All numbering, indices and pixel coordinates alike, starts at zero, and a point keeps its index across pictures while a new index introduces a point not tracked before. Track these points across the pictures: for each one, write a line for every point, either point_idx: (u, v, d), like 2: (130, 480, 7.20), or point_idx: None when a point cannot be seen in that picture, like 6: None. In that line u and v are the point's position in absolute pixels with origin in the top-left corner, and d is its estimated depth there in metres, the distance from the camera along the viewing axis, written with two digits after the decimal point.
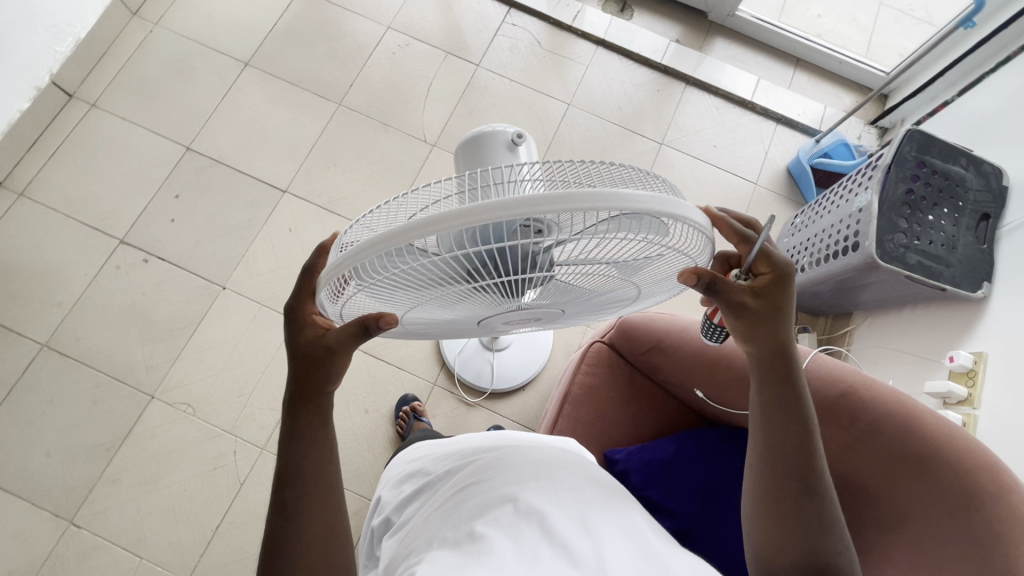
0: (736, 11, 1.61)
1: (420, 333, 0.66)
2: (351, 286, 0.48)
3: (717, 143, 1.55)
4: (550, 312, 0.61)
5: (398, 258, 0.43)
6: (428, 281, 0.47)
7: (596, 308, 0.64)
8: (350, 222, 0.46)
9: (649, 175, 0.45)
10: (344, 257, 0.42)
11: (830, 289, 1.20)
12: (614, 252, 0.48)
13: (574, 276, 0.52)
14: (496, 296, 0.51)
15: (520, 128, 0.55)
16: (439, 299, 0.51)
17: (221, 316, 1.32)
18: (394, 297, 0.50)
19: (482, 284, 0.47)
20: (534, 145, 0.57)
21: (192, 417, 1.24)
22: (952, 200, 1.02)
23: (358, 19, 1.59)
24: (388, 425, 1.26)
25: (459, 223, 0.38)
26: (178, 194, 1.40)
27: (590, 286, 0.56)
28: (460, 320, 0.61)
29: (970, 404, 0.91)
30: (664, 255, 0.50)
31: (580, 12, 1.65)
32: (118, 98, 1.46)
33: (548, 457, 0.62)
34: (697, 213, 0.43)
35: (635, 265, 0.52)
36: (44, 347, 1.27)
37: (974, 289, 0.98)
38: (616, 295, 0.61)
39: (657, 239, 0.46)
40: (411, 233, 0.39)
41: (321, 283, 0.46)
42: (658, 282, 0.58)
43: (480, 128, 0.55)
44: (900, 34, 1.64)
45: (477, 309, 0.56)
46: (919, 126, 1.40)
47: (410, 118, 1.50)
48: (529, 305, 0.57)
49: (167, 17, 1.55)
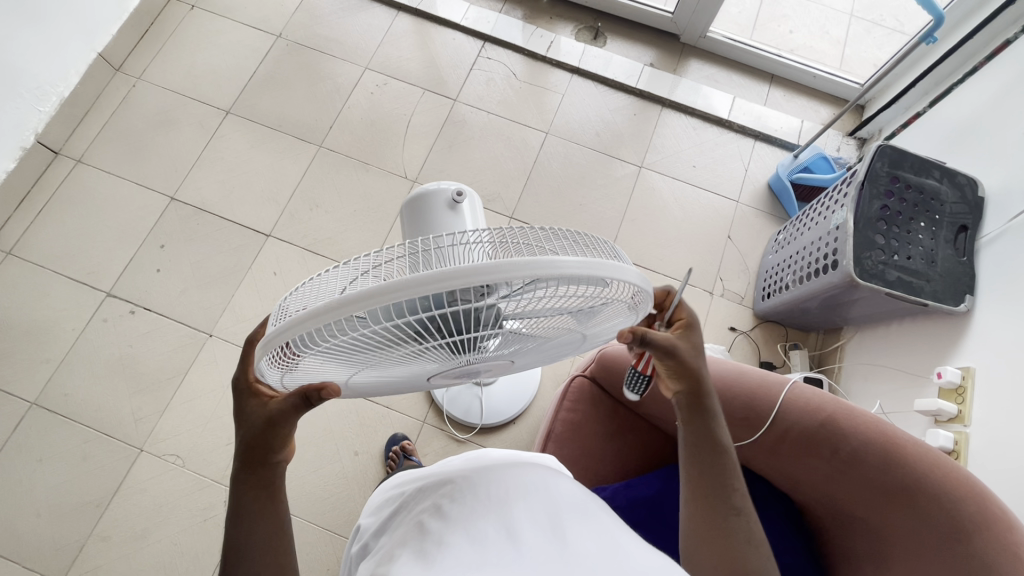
0: (707, 32, 1.64)
1: (379, 391, 0.65)
2: (299, 354, 0.47)
3: (696, 163, 1.56)
4: (509, 360, 0.61)
5: (342, 328, 0.43)
6: (378, 345, 0.47)
7: (555, 353, 0.64)
8: (297, 291, 0.46)
9: (593, 238, 0.45)
10: (285, 329, 0.42)
11: (815, 306, 1.19)
12: (561, 305, 0.48)
13: (525, 329, 0.52)
14: (448, 353, 0.51)
15: (460, 185, 0.55)
16: (390, 360, 0.51)
17: (209, 363, 1.32)
18: (343, 361, 0.50)
19: (431, 344, 0.47)
20: (477, 198, 0.58)
21: (181, 469, 1.23)
22: (929, 213, 1.01)
23: (336, 62, 1.62)
24: (379, 466, 1.25)
25: (394, 296, 0.37)
26: (163, 244, 1.42)
27: (546, 335, 0.56)
28: (417, 377, 0.61)
29: (961, 421, 0.89)
30: (612, 304, 0.50)
31: (554, 42, 1.67)
32: (104, 153, 1.49)
33: (521, 470, 0.60)
34: (637, 272, 0.43)
35: (586, 315, 0.52)
36: (33, 405, 1.27)
37: (957, 303, 0.97)
38: (575, 339, 0.60)
39: (602, 293, 0.46)
40: (349, 307, 0.38)
41: (263, 352, 0.45)
42: (614, 327, 0.58)
43: (424, 187, 0.55)
44: (871, 45, 1.64)
45: (432, 366, 0.56)
46: (895, 137, 1.40)
47: (391, 155, 1.52)
48: (485, 359, 0.57)
49: (149, 71, 1.58)
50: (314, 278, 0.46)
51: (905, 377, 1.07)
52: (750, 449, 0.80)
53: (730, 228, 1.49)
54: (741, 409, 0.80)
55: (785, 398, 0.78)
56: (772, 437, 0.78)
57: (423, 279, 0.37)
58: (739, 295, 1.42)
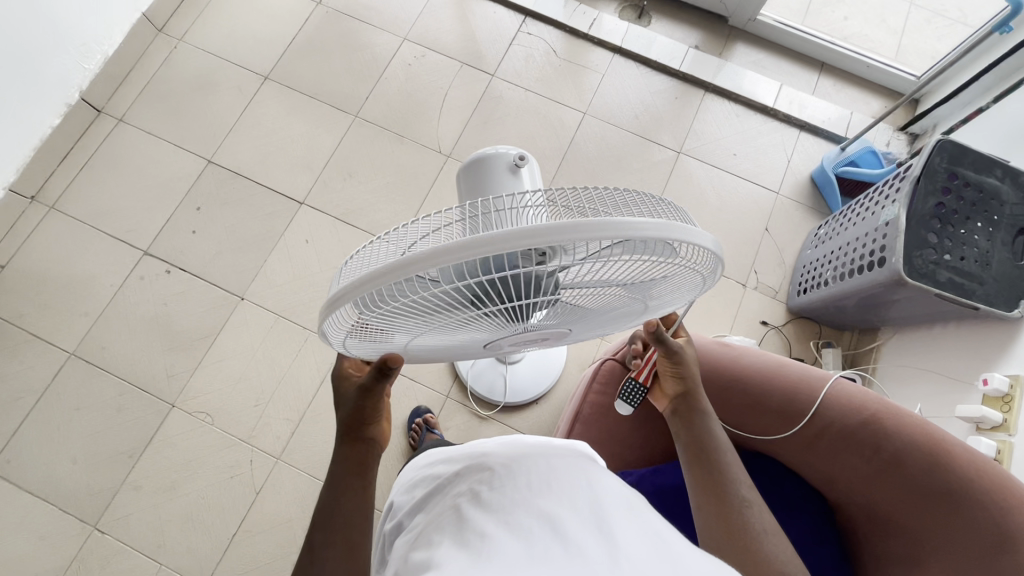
0: (757, 15, 1.58)
1: (428, 356, 0.66)
2: (357, 316, 0.48)
3: (736, 151, 1.51)
4: (559, 331, 0.60)
5: (402, 291, 0.43)
6: (434, 309, 0.47)
7: (605, 325, 0.63)
8: (358, 254, 0.47)
9: (654, 200, 0.44)
10: (346, 291, 0.42)
11: (855, 304, 1.16)
12: (619, 273, 0.47)
13: (582, 298, 0.51)
14: (502, 320, 0.50)
15: (521, 149, 0.54)
16: (446, 325, 0.51)
17: (239, 326, 1.34)
18: (401, 323, 0.50)
19: (487, 310, 0.46)
20: (536, 165, 0.56)
21: (210, 426, 1.27)
22: (987, 213, 0.96)
23: (375, 31, 1.61)
24: (401, 437, 1.26)
25: (452, 257, 0.37)
26: (199, 206, 1.44)
27: (598, 305, 0.55)
28: (468, 344, 0.61)
29: (1005, 430, 0.86)
30: (675, 273, 0.49)
31: (596, 19, 1.63)
32: (144, 113, 1.51)
33: (558, 461, 0.58)
34: (706, 236, 0.42)
35: (646, 285, 0.51)
36: (71, 355, 1.31)
37: (1010, 308, 0.93)
38: (626, 311, 0.59)
39: (663, 259, 0.45)
40: (409, 267, 0.38)
41: (324, 313, 0.46)
42: (670, 298, 0.57)
43: (483, 150, 0.54)
44: (932, 36, 1.57)
45: (485, 334, 0.56)
46: (951, 133, 1.34)
47: (426, 129, 1.51)
48: (539, 328, 0.56)
49: (190, 33, 1.59)
50: (373, 242, 0.47)
51: (946, 382, 1.03)
52: (785, 444, 0.78)
53: (768, 220, 1.45)
54: (779, 402, 0.78)
55: (826, 394, 0.76)
56: (810, 433, 0.76)
57: (486, 239, 0.36)
58: (773, 289, 1.39)
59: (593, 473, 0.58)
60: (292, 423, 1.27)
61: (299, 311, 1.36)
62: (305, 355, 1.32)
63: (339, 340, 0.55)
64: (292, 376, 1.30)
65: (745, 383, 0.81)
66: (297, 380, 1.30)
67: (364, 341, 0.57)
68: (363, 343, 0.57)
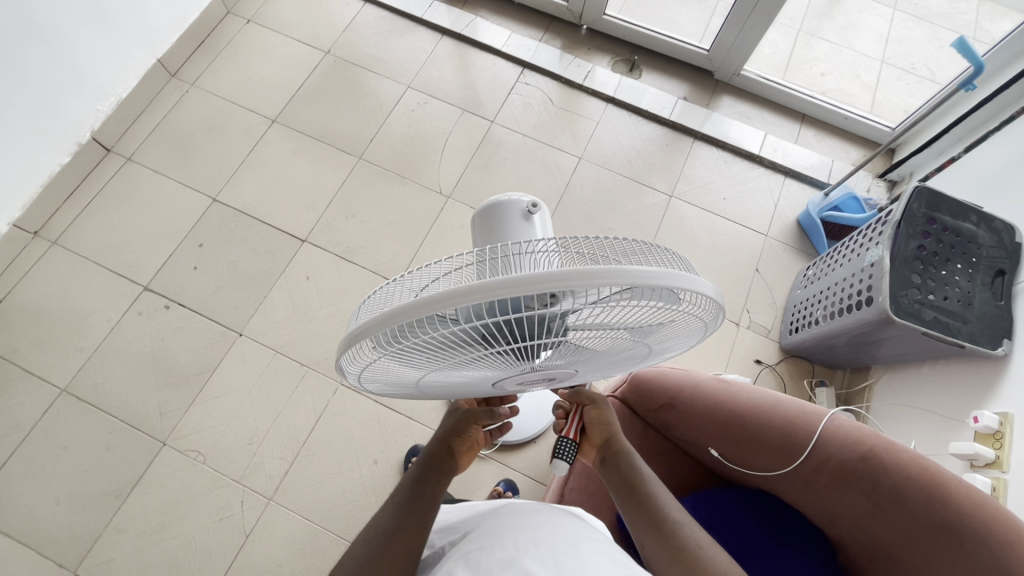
0: (741, 70, 1.68)
1: (438, 392, 0.68)
2: (372, 352, 0.50)
3: (725, 196, 1.58)
4: (565, 372, 0.61)
5: (416, 330, 0.45)
6: (446, 347, 0.48)
7: (609, 367, 0.65)
8: (377, 291, 0.49)
9: (661, 249, 0.46)
10: (362, 328, 0.44)
11: (845, 343, 1.19)
12: (626, 317, 0.48)
13: (589, 339, 0.53)
14: (511, 359, 0.51)
15: (534, 197, 0.57)
16: (457, 363, 0.52)
17: (237, 363, 1.33)
18: (414, 360, 0.52)
19: (497, 350, 0.48)
20: (547, 212, 0.59)
21: (202, 465, 1.24)
22: (966, 256, 1.01)
23: (380, 79, 1.69)
24: (397, 477, 1.24)
25: (465, 299, 0.39)
26: (202, 243, 1.46)
27: (603, 347, 0.56)
28: (477, 382, 0.62)
29: (999, 467, 0.87)
30: (678, 319, 0.50)
31: (590, 72, 1.73)
32: (153, 153, 1.55)
33: (550, 530, 0.60)
34: (709, 284, 0.44)
35: (650, 329, 0.52)
36: (62, 391, 1.29)
37: (994, 347, 0.96)
38: (630, 354, 0.60)
39: (668, 306, 0.47)
40: (423, 309, 0.40)
41: (341, 350, 0.47)
42: (674, 343, 0.58)
43: (497, 197, 0.57)
44: (903, 92, 1.67)
45: (495, 372, 0.57)
46: (927, 180, 1.42)
47: (427, 171, 1.56)
48: (547, 368, 0.57)
49: (202, 79, 1.65)
50: (392, 282, 0.49)
51: (938, 420, 1.05)
52: (786, 478, 0.80)
53: (759, 261, 1.50)
54: (778, 436, 0.80)
55: (823, 429, 0.77)
56: (809, 467, 0.77)
57: (497, 284, 0.38)
58: (766, 328, 1.42)
59: (582, 540, 0.59)
60: (286, 462, 1.24)
61: (298, 347, 1.36)
62: (302, 392, 1.31)
63: (355, 374, 0.57)
64: (288, 414, 1.29)
65: (744, 421, 0.83)
66: (293, 418, 1.28)
67: (379, 376, 0.58)
68: (376, 377, 0.58)
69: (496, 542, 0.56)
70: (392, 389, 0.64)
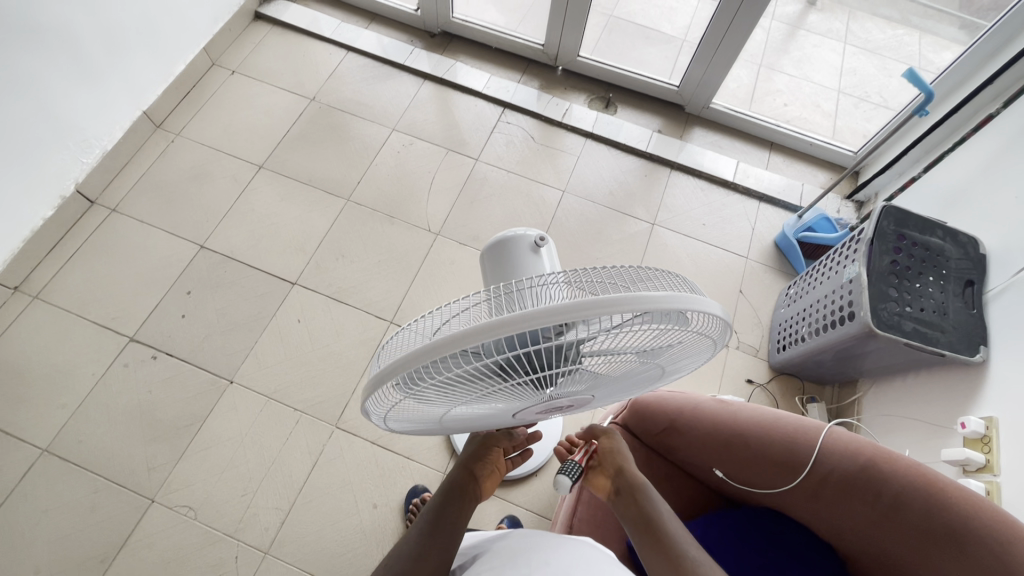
0: (710, 103, 1.78)
1: (455, 427, 0.68)
2: (395, 393, 0.51)
3: (705, 221, 1.64)
4: (580, 399, 0.63)
5: (437, 369, 0.46)
6: (465, 384, 0.49)
7: (621, 390, 0.66)
8: (395, 334, 0.51)
9: (665, 273, 0.48)
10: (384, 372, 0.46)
11: (832, 358, 1.23)
12: (638, 340, 0.50)
13: (604, 364, 0.54)
14: (530, 390, 0.53)
15: (541, 231, 0.59)
16: (478, 397, 0.53)
17: (228, 411, 1.31)
18: (435, 397, 0.53)
19: (516, 382, 0.49)
20: (554, 245, 0.61)
21: (193, 521, 1.19)
22: (936, 268, 1.07)
23: (365, 123, 1.73)
24: (398, 520, 1.21)
25: (484, 335, 0.40)
26: (190, 290, 1.44)
27: (617, 371, 0.58)
28: (495, 414, 0.63)
29: (990, 471, 0.90)
30: (687, 338, 0.52)
31: (568, 109, 1.80)
32: (138, 203, 1.55)
33: (564, 551, 0.62)
34: (715, 304, 0.46)
35: (661, 351, 0.54)
36: (43, 452, 1.24)
37: (972, 353, 1.01)
38: (641, 376, 0.62)
39: (676, 326, 0.48)
40: (444, 348, 0.41)
41: (365, 395, 0.49)
42: (683, 362, 0.60)
43: (505, 232, 0.59)
44: (861, 118, 1.78)
45: (514, 403, 0.58)
46: (892, 199, 1.50)
47: (415, 210, 1.59)
48: (564, 395, 0.59)
49: (188, 129, 1.68)
50: (410, 324, 0.51)
51: (927, 429, 1.08)
52: (791, 495, 0.81)
53: (742, 282, 1.55)
54: (780, 452, 0.81)
55: (822, 442, 0.79)
56: (812, 482, 0.79)
57: (515, 318, 0.40)
58: (754, 347, 1.46)
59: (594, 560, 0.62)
60: (282, 512, 1.21)
61: (290, 392, 1.34)
62: (297, 438, 1.28)
63: (377, 416, 0.58)
64: (283, 461, 1.25)
65: (746, 440, 0.84)
66: (288, 465, 1.25)
67: (400, 416, 0.59)
68: (396, 417, 0.59)
69: (513, 562, 0.59)
70: (411, 426, 0.64)
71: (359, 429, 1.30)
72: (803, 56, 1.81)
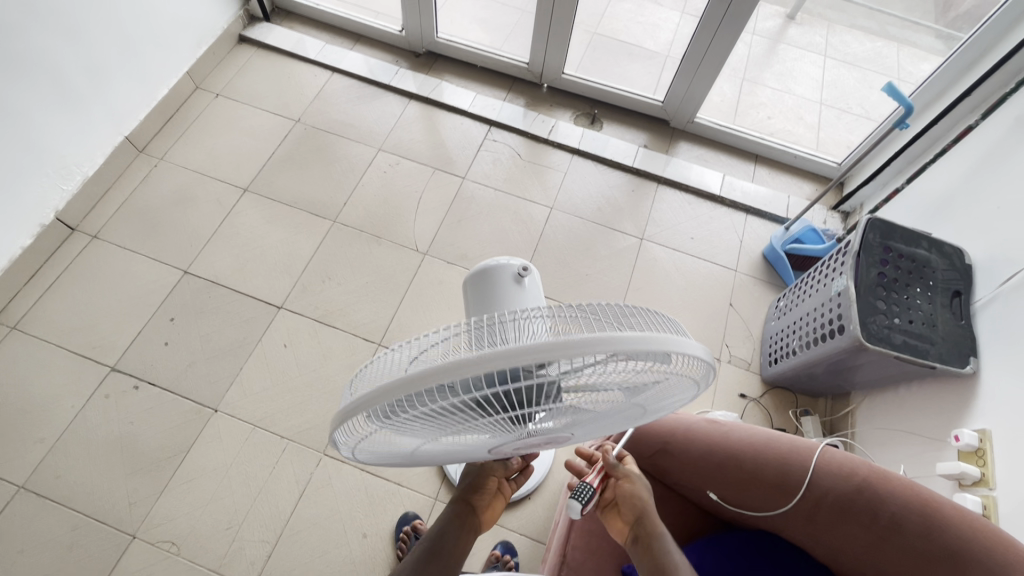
0: (695, 117, 1.79)
1: (431, 459, 0.66)
2: (367, 424, 0.49)
3: (693, 235, 1.64)
4: (559, 436, 0.61)
5: (411, 402, 0.44)
6: (441, 418, 0.48)
7: (603, 429, 0.65)
8: (371, 360, 0.49)
9: (650, 313, 0.48)
10: (357, 403, 0.44)
11: (824, 371, 1.22)
12: (620, 379, 0.49)
13: (584, 402, 0.53)
14: (507, 426, 0.51)
15: (523, 261, 0.59)
16: (452, 431, 0.52)
17: (213, 440, 1.27)
18: (409, 430, 0.51)
19: (494, 418, 0.47)
20: (537, 275, 0.60)
21: (176, 557, 1.15)
22: (923, 280, 1.07)
23: (351, 144, 1.72)
24: (389, 549, 1.18)
25: (462, 370, 0.39)
26: (173, 317, 1.42)
27: (597, 409, 0.56)
28: (471, 449, 0.61)
29: (986, 484, 0.89)
30: (671, 379, 0.52)
31: (554, 126, 1.81)
32: (120, 229, 1.52)
33: None
34: (699, 346, 0.45)
35: (644, 390, 0.53)
36: (20, 489, 1.20)
37: (962, 365, 1.00)
38: (621, 415, 0.60)
39: (660, 367, 0.48)
40: (420, 382, 0.40)
41: (335, 425, 0.47)
42: (666, 403, 0.59)
43: (487, 261, 0.58)
44: (844, 129, 1.80)
45: (490, 439, 0.56)
46: (877, 210, 1.51)
47: (402, 230, 1.58)
48: (542, 432, 0.57)
49: (171, 153, 1.66)
50: (387, 352, 0.49)
51: (922, 441, 1.07)
52: (786, 516, 0.79)
53: (731, 295, 1.55)
54: (774, 473, 0.80)
55: (817, 462, 0.78)
56: (807, 504, 0.77)
57: (494, 354, 0.39)
58: (746, 361, 1.45)
59: None
60: (268, 545, 1.17)
61: (277, 419, 1.31)
62: (284, 466, 1.25)
63: (345, 445, 0.55)
64: (269, 491, 1.22)
65: (739, 462, 0.83)
66: (275, 495, 1.22)
67: (371, 447, 0.57)
68: (368, 448, 0.57)
69: None
70: (383, 458, 0.62)
71: None
72: (785, 70, 1.83)
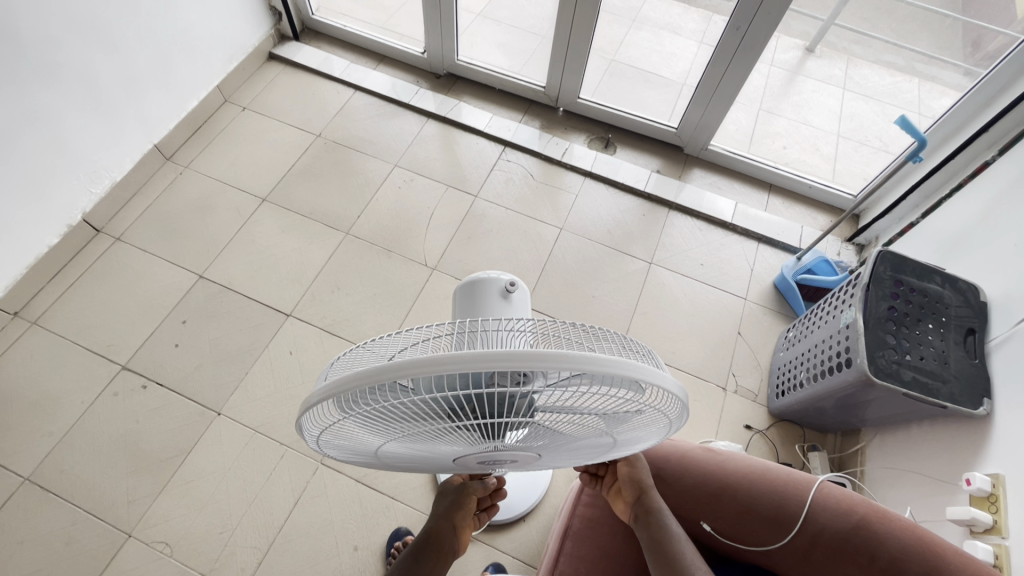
0: (709, 145, 1.79)
1: (401, 462, 0.66)
2: (335, 413, 0.50)
3: (703, 261, 1.63)
4: (527, 454, 0.61)
5: (380, 394, 0.45)
6: (409, 417, 0.48)
7: (579, 453, 0.64)
8: (350, 348, 0.50)
9: (633, 342, 0.49)
10: (325, 389, 0.45)
11: (833, 405, 1.18)
12: (594, 404, 0.49)
13: (553, 423, 0.53)
14: (475, 436, 0.51)
15: (513, 277, 0.61)
16: (418, 434, 0.52)
17: (214, 443, 1.29)
18: (373, 426, 0.51)
19: (462, 424, 0.47)
20: (525, 288, 0.63)
21: (168, 559, 1.16)
22: (935, 315, 1.04)
23: (368, 159, 1.77)
24: (379, 564, 1.17)
25: (429, 368, 0.39)
26: (185, 320, 1.45)
27: (568, 433, 0.56)
28: (440, 456, 0.61)
29: (999, 533, 0.85)
30: (644, 411, 0.51)
31: (567, 149, 1.83)
32: (143, 232, 1.58)
33: None
34: (675, 380, 0.45)
35: (616, 419, 0.53)
36: (25, 482, 1.22)
37: (975, 407, 0.97)
38: (595, 443, 0.60)
39: (634, 396, 0.47)
40: (385, 375, 0.40)
41: (303, 409, 0.48)
42: (640, 436, 0.58)
43: (478, 273, 0.61)
44: (860, 161, 1.78)
45: (455, 448, 0.57)
46: (892, 244, 1.48)
47: (413, 245, 1.60)
48: (508, 448, 0.57)
49: (196, 162, 1.73)
50: (365, 344, 0.50)
51: (932, 484, 1.03)
52: (782, 553, 0.78)
53: (740, 324, 1.52)
54: (771, 506, 0.79)
55: (814, 496, 0.78)
56: (803, 542, 0.77)
57: (464, 356, 0.39)
58: (753, 392, 1.42)
59: None
60: (260, 552, 1.17)
61: (277, 426, 1.32)
62: (281, 473, 1.26)
63: (314, 435, 0.56)
64: (265, 498, 1.23)
65: (734, 493, 0.82)
66: (270, 502, 1.22)
67: (338, 439, 0.57)
68: (336, 440, 0.57)
69: None
70: (351, 453, 0.63)
71: (344, 465, 1.27)
72: (802, 101, 1.83)
